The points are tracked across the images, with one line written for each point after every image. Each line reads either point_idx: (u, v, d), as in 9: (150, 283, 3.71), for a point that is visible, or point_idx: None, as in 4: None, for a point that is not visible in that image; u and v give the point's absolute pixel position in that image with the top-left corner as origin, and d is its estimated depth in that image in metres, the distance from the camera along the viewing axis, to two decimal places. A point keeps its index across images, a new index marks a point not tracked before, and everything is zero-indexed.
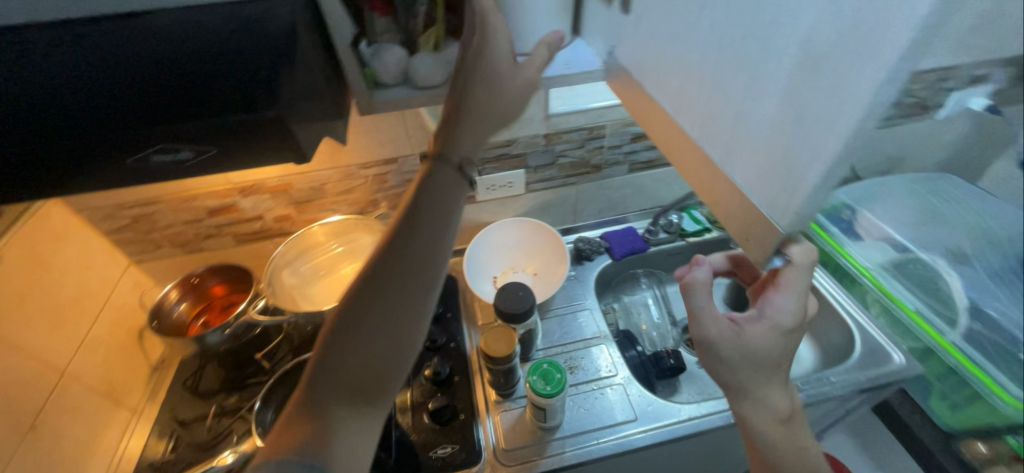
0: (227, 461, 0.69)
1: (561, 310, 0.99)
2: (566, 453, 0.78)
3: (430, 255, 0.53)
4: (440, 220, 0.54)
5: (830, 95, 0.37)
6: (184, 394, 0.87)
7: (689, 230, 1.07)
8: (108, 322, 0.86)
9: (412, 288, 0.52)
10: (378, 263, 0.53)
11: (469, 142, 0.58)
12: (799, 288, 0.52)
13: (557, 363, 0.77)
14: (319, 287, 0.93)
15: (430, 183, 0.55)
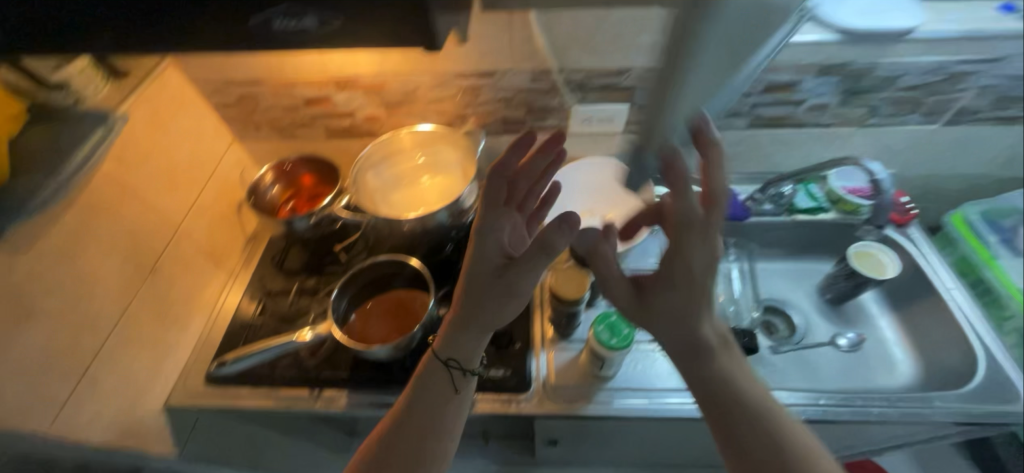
0: (306, 338, 0.74)
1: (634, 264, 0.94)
2: (614, 403, 0.78)
3: (443, 422, 0.61)
4: (439, 399, 0.62)
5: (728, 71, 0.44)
6: (271, 268, 0.95)
7: (801, 207, 0.95)
8: (213, 191, 0.93)
9: (424, 451, 0.59)
10: (389, 431, 0.61)
11: (464, 351, 0.63)
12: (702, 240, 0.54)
13: (626, 317, 0.74)
14: (399, 193, 0.93)
15: (428, 389, 0.63)
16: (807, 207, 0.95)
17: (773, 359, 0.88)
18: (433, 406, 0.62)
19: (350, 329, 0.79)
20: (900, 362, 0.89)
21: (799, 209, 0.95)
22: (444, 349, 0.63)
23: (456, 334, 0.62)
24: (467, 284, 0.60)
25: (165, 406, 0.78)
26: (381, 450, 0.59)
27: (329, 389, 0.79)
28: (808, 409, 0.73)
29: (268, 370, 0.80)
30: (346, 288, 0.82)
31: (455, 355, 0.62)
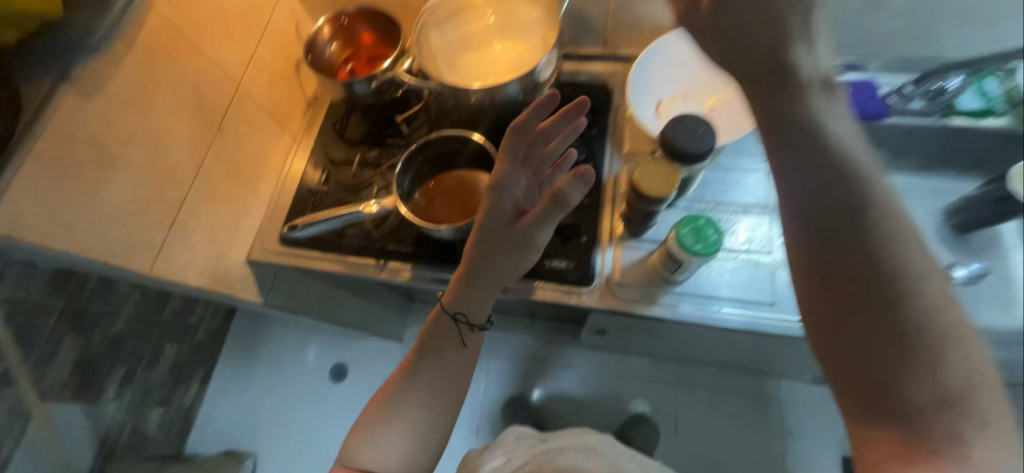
0: (372, 211, 0.73)
1: (725, 163, 0.84)
2: (680, 308, 0.75)
3: (457, 366, 0.69)
4: (450, 345, 0.68)
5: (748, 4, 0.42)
6: (333, 135, 0.92)
7: (963, 108, 0.76)
8: (271, 45, 0.86)
9: (436, 392, 0.66)
10: (405, 371, 0.68)
11: (473, 306, 0.68)
12: None
13: (715, 222, 0.66)
14: (465, 60, 0.82)
15: (440, 336, 0.69)
16: (973, 109, 0.76)
17: None
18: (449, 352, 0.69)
19: (414, 205, 0.77)
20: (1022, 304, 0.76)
21: (960, 111, 0.76)
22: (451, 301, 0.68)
23: (464, 284, 0.67)
24: (480, 235, 0.65)
25: (247, 259, 0.85)
26: (405, 393, 0.66)
27: (394, 261, 0.80)
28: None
29: (336, 237, 0.82)
30: (410, 163, 0.78)
31: (461, 309, 0.68)
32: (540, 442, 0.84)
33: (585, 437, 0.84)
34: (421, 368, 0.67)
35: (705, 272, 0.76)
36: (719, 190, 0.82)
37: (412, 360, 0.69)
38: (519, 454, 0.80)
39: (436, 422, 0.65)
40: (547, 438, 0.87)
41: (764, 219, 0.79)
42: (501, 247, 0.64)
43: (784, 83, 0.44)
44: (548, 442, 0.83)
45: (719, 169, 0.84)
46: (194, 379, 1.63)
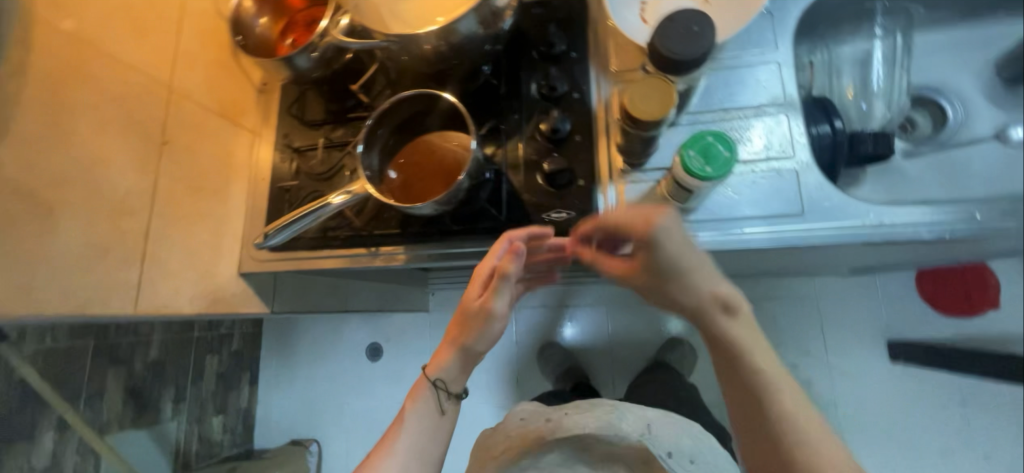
0: (336, 201, 0.64)
1: (731, 61, 0.72)
2: (699, 236, 0.67)
3: (435, 439, 0.74)
4: (428, 409, 0.74)
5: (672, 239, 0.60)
6: (293, 122, 0.83)
7: None
8: (195, 32, 0.76)
9: (429, 440, 0.73)
10: (395, 425, 0.74)
11: (454, 378, 0.75)
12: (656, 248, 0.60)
13: (725, 136, 0.57)
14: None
15: (423, 406, 0.74)
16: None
17: (903, 164, 0.77)
18: (426, 427, 0.73)
19: (389, 184, 0.68)
20: None
21: None
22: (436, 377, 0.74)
23: (449, 362, 0.74)
24: (466, 314, 0.72)
25: (241, 272, 0.82)
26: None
27: (386, 246, 0.75)
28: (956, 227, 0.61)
29: (322, 232, 0.78)
30: (373, 137, 0.68)
31: (444, 376, 0.74)
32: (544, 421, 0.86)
33: (587, 416, 0.83)
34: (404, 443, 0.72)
35: (723, 192, 0.68)
36: (728, 93, 0.71)
37: (395, 438, 0.72)
38: (522, 435, 0.84)
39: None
40: (553, 413, 0.88)
41: (784, 117, 0.69)
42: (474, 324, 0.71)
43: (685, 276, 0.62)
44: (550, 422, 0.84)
45: (726, 68, 0.72)
46: (242, 382, 1.72)
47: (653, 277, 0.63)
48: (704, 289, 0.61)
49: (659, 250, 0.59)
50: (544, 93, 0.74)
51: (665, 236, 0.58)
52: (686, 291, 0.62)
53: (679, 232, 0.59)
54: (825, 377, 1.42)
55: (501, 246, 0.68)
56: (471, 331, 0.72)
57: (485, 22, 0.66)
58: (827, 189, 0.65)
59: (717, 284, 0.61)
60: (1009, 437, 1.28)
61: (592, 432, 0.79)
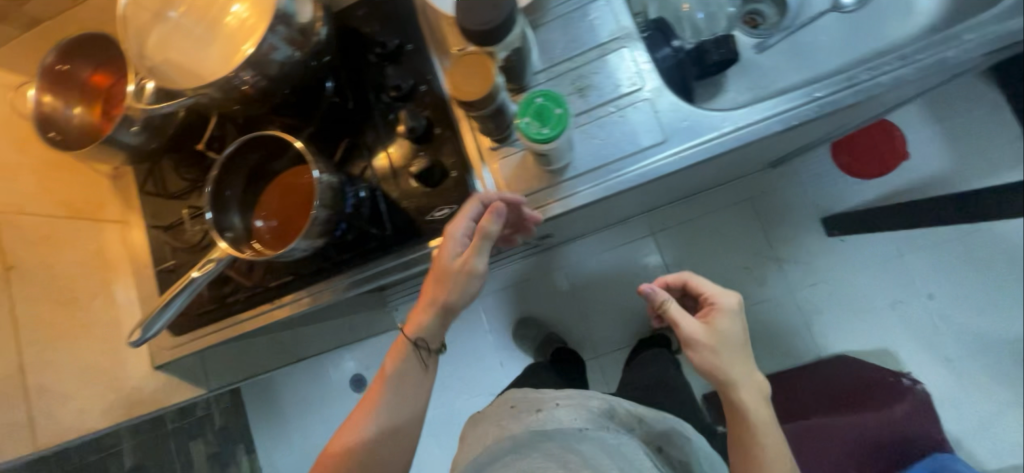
0: (195, 277, 0.59)
1: (564, 8, 0.70)
2: (580, 193, 0.68)
3: (416, 400, 0.73)
4: (411, 369, 0.73)
5: (738, 323, 0.75)
6: (155, 199, 0.77)
7: None
8: (9, 141, 0.73)
9: (412, 403, 0.73)
10: (376, 387, 0.74)
11: (432, 333, 0.73)
12: (727, 328, 0.74)
13: (554, 94, 0.58)
14: (221, 43, 0.62)
15: (405, 363, 0.73)
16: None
17: (758, 59, 0.78)
18: (403, 392, 0.73)
19: (259, 236, 0.65)
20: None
21: None
22: (418, 334, 0.72)
23: (430, 319, 0.72)
24: (442, 274, 0.67)
25: (154, 367, 0.78)
26: (369, 437, 0.71)
27: (287, 294, 0.74)
28: (800, 111, 0.62)
29: (220, 300, 0.75)
30: (223, 196, 0.64)
31: (425, 336, 0.72)
32: (533, 413, 0.84)
33: (580, 410, 0.84)
34: (382, 408, 0.72)
35: (588, 141, 0.68)
36: (568, 42, 0.70)
37: (379, 396, 0.72)
38: (512, 430, 0.82)
39: (399, 455, 0.72)
40: (544, 402, 0.86)
41: (627, 49, 0.68)
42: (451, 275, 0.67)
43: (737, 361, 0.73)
44: (539, 416, 0.83)
45: (560, 16, 0.70)
46: (239, 454, 1.67)
47: (709, 340, 0.72)
48: (751, 377, 0.73)
49: (723, 320, 0.74)
50: (391, 95, 0.71)
51: (727, 315, 0.75)
52: (732, 365, 0.72)
53: (739, 322, 0.75)
54: (776, 270, 1.48)
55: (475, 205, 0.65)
56: (449, 289, 0.68)
57: (296, 44, 0.63)
58: (681, 109, 0.66)
59: (757, 377, 0.73)
60: (944, 272, 1.38)
61: (588, 426, 0.81)
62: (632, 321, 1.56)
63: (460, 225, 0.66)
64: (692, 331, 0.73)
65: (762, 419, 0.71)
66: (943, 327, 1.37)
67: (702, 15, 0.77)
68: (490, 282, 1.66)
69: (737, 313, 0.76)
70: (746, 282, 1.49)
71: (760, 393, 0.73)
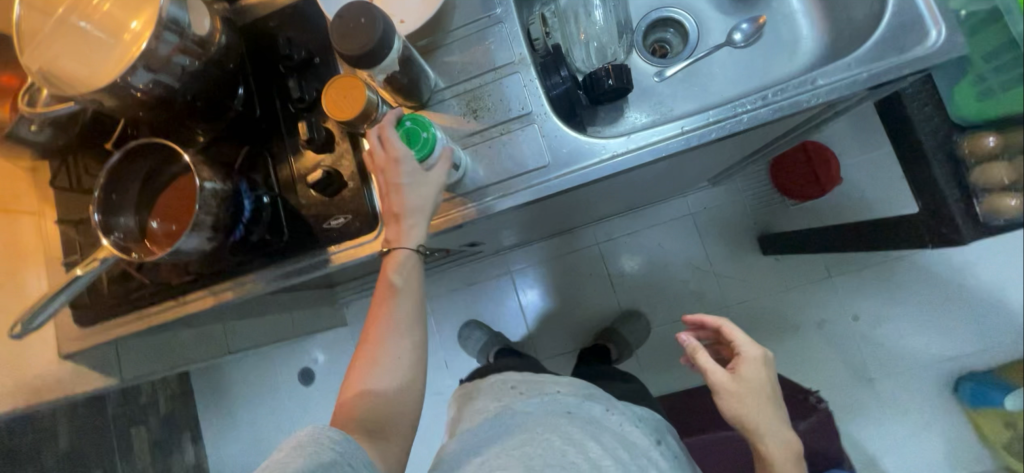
0: (79, 276, 0.61)
1: (464, 30, 0.73)
2: (471, 209, 0.71)
3: (419, 318, 0.65)
4: (408, 289, 0.64)
5: (765, 378, 0.73)
6: (66, 194, 0.80)
7: None
8: None
9: (412, 338, 0.64)
10: (373, 327, 0.64)
11: (418, 233, 0.63)
12: (755, 372, 0.73)
13: (422, 119, 0.63)
14: (115, 55, 0.62)
15: (404, 279, 0.64)
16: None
17: (659, 87, 0.81)
18: (405, 310, 0.64)
19: (152, 237, 0.67)
20: (804, 40, 0.76)
21: None
22: (408, 242, 0.63)
23: (419, 223, 0.63)
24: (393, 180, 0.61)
25: (61, 356, 0.81)
26: (376, 373, 0.62)
27: (193, 293, 0.77)
28: (669, 144, 0.66)
29: (124, 296, 0.78)
30: (114, 199, 0.66)
31: (420, 240, 0.64)
32: (539, 395, 0.89)
33: (584, 395, 0.90)
34: (386, 334, 0.63)
35: (478, 159, 0.71)
36: (465, 64, 0.73)
37: (379, 337, 0.63)
38: (519, 413, 0.85)
39: (412, 382, 0.63)
40: (545, 388, 0.92)
41: (519, 74, 0.71)
42: (413, 184, 0.62)
43: (766, 415, 0.72)
44: (546, 397, 0.89)
45: (459, 39, 0.74)
46: (185, 441, 1.69)
47: (740, 391, 0.72)
48: (781, 433, 0.72)
49: (750, 370, 0.73)
50: (296, 105, 0.74)
51: (752, 364, 0.74)
52: (760, 418, 0.71)
53: (767, 372, 0.74)
54: (714, 284, 1.52)
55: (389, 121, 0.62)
56: (409, 194, 0.61)
57: (190, 53, 0.66)
58: (564, 135, 0.69)
59: (787, 432, 0.73)
60: (871, 294, 1.42)
61: (593, 413, 0.86)
62: (575, 327, 1.60)
63: (393, 142, 0.61)
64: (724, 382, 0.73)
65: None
66: (868, 349, 1.42)
67: (595, 44, 0.80)
68: (441, 283, 1.68)
69: (765, 365, 0.74)
70: (684, 294, 1.54)
71: (791, 450, 0.72)
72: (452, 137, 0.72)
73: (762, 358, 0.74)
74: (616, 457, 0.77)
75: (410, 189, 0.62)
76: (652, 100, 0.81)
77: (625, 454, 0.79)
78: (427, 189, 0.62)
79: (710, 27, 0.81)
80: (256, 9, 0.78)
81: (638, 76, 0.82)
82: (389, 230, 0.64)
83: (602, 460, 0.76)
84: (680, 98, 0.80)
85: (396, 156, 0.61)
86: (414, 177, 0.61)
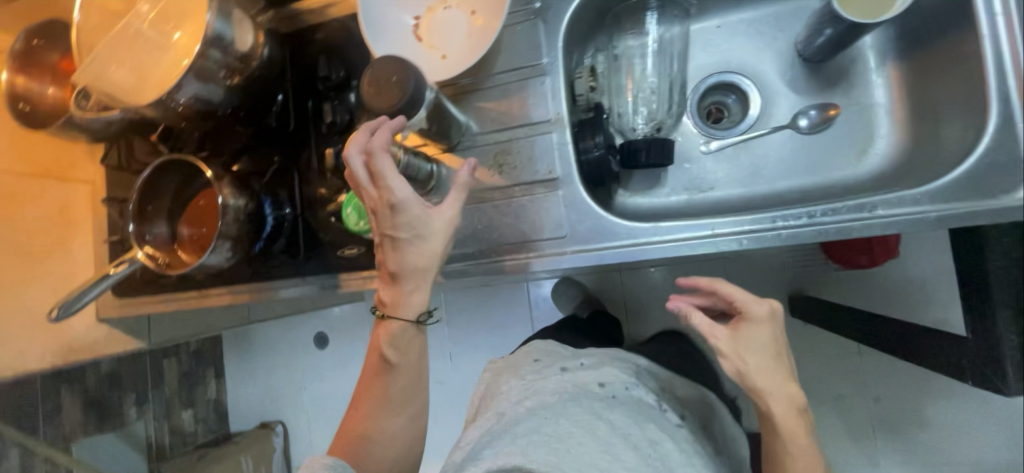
0: (112, 275, 0.66)
1: (506, 77, 0.70)
2: (479, 265, 0.70)
3: (419, 386, 0.64)
4: (408, 353, 0.63)
5: (772, 338, 0.61)
6: (114, 173, 0.85)
7: None
8: None
9: (410, 401, 0.63)
10: (368, 387, 0.63)
11: (418, 299, 0.61)
12: (760, 337, 0.60)
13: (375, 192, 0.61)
14: (165, 79, 0.65)
15: (402, 340, 0.62)
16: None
17: (703, 159, 0.76)
18: (402, 387, 0.63)
19: (181, 243, 0.71)
20: (879, 139, 0.68)
21: None
22: (404, 312, 0.61)
23: (417, 289, 0.60)
24: (387, 228, 0.58)
25: (99, 317, 0.89)
26: (371, 435, 0.61)
27: (214, 289, 0.81)
28: (696, 243, 0.62)
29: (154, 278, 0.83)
30: (150, 209, 0.69)
31: (418, 305, 0.61)
32: (559, 372, 0.79)
33: (605, 374, 0.77)
34: (379, 409, 0.62)
35: (496, 215, 0.70)
36: (498, 114, 0.70)
37: (373, 399, 0.62)
38: (532, 389, 0.75)
39: (407, 457, 0.63)
40: (566, 362, 0.81)
41: (554, 134, 0.68)
42: (411, 241, 0.58)
43: (776, 381, 0.60)
44: (563, 376, 0.77)
45: (497, 85, 0.70)
46: (208, 376, 1.83)
47: (742, 350, 0.59)
48: (783, 388, 0.61)
49: (754, 330, 0.60)
50: (327, 127, 0.74)
51: (759, 326, 0.60)
52: (765, 374, 0.60)
53: (776, 330, 0.61)
54: None
55: (380, 150, 0.55)
56: (407, 255, 0.58)
57: (232, 69, 0.67)
58: (586, 208, 0.66)
59: (792, 386, 0.62)
60: None
61: (615, 393, 0.74)
62: None
63: (388, 179, 0.55)
64: (725, 335, 0.60)
65: (796, 438, 0.62)
66: None
67: (641, 105, 0.73)
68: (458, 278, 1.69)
69: (773, 321, 0.61)
70: None
71: (795, 407, 0.62)
72: (473, 188, 0.70)
73: (773, 322, 0.61)
74: (630, 439, 0.64)
75: (409, 245, 0.58)
76: (692, 173, 0.76)
77: (642, 439, 0.65)
78: (427, 244, 0.58)
79: (776, 102, 0.73)
80: (303, 17, 0.77)
81: (684, 144, 0.77)
82: (384, 292, 0.62)
83: (610, 437, 0.62)
84: (723, 176, 0.75)
85: (390, 202, 0.56)
86: (409, 229, 0.57)
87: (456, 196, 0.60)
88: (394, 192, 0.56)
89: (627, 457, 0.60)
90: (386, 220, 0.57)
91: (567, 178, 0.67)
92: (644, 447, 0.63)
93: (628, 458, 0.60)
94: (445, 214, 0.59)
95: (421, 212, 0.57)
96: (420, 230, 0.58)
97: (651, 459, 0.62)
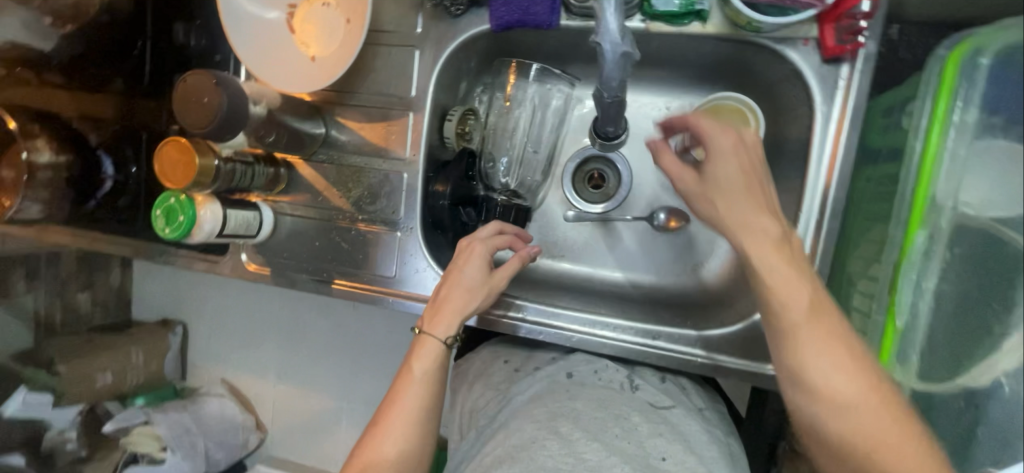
0: None
1: (373, 99, 0.66)
2: (312, 280, 0.70)
3: (429, 421, 0.56)
4: (430, 388, 0.56)
5: (736, 175, 0.47)
6: None
7: (659, 9, 0.55)
8: None
9: (421, 440, 0.55)
10: (385, 418, 0.55)
11: (441, 329, 0.58)
12: (729, 158, 0.47)
13: (182, 200, 0.60)
14: None
15: (426, 365, 0.57)
16: (673, 11, 0.55)
17: (563, 226, 0.75)
18: (418, 409, 0.55)
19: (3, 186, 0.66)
20: (714, 258, 0.70)
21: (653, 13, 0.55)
22: (436, 330, 0.58)
23: (450, 323, 0.58)
24: (453, 273, 0.60)
25: None
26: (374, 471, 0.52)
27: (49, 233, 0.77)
28: (584, 336, 0.64)
29: None
30: None
31: (444, 332, 0.58)
32: (531, 370, 0.63)
33: (575, 362, 0.62)
34: (387, 439, 0.54)
35: (336, 238, 0.69)
36: (361, 139, 0.67)
37: (384, 433, 0.54)
38: (508, 394, 0.60)
39: None
40: (538, 360, 0.65)
41: (406, 175, 0.66)
42: (467, 281, 0.59)
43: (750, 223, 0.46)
44: (536, 374, 0.62)
45: (361, 106, 0.67)
46: None
47: (706, 189, 0.48)
48: (751, 221, 0.46)
49: (718, 162, 0.48)
50: None
51: (724, 154, 0.47)
52: (733, 210, 0.46)
53: (753, 154, 0.48)
54: None
55: (487, 235, 0.61)
56: (456, 292, 0.59)
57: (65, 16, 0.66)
58: (419, 259, 0.67)
59: (776, 225, 0.45)
60: None
61: (585, 378, 0.59)
62: None
63: (480, 247, 0.60)
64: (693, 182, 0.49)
65: (782, 281, 0.44)
66: None
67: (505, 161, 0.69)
68: None
69: (745, 145, 0.48)
70: None
71: (771, 241, 0.45)
72: (321, 204, 0.69)
73: (742, 162, 0.47)
74: (597, 432, 0.51)
75: (463, 282, 0.59)
76: (546, 236, 0.75)
77: (610, 422, 0.52)
78: (478, 296, 0.59)
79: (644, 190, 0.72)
80: None
81: (549, 206, 0.75)
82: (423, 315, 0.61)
83: (573, 433, 0.50)
84: (575, 248, 0.75)
85: (468, 246, 0.61)
86: (473, 272, 0.59)
87: (521, 260, 0.62)
88: (480, 243, 0.61)
89: (592, 454, 0.48)
90: (459, 257, 0.60)
91: (407, 221, 0.67)
92: (609, 434, 0.51)
93: (593, 456, 0.48)
94: (507, 272, 0.61)
95: (487, 265, 0.60)
96: (487, 276, 0.60)
97: (614, 443, 0.50)
